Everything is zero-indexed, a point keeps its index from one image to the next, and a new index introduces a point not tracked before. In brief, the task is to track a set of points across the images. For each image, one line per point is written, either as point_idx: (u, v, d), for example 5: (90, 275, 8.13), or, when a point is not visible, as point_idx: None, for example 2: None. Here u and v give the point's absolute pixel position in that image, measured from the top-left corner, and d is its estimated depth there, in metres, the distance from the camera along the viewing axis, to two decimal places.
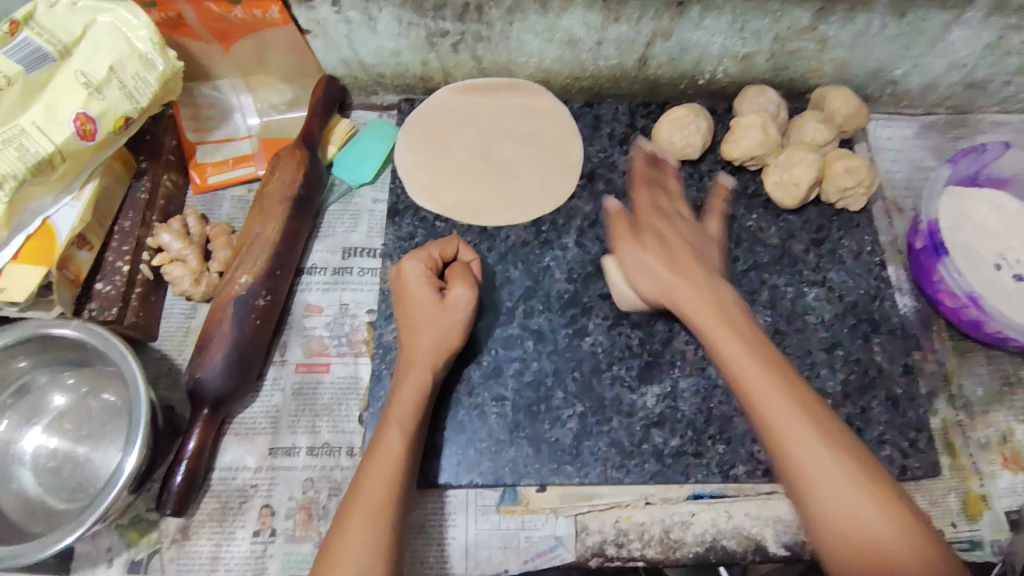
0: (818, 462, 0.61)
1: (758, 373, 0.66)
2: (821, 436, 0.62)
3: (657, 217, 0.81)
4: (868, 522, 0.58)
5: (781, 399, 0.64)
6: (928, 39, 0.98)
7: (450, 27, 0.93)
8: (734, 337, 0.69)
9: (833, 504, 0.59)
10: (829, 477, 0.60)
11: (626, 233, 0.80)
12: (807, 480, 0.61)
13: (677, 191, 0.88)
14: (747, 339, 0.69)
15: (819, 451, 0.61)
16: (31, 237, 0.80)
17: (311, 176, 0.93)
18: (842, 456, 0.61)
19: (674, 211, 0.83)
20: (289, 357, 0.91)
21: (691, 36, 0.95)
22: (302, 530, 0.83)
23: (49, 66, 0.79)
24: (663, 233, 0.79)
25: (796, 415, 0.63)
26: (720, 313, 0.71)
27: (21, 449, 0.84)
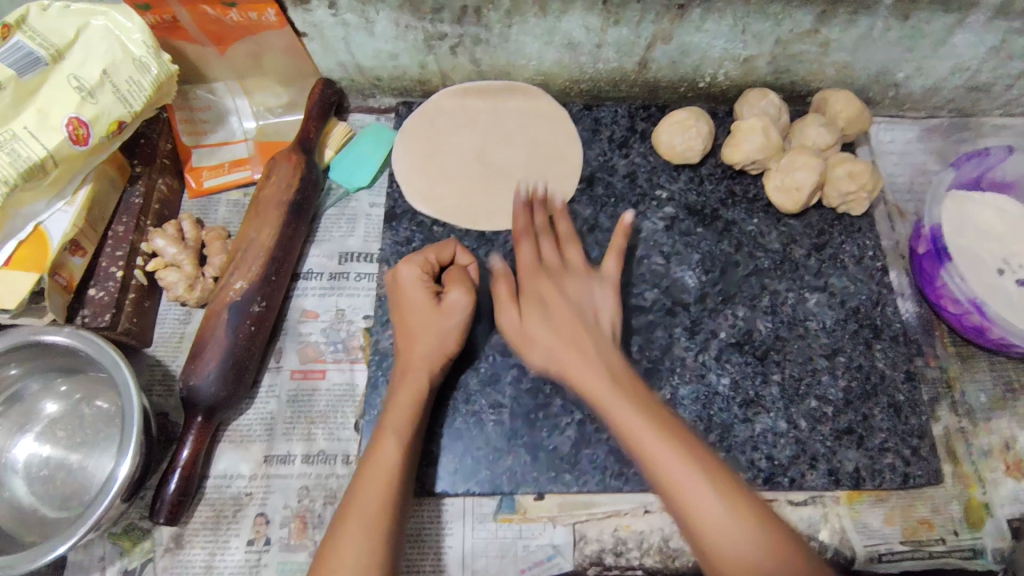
0: (677, 477, 0.63)
1: (629, 411, 0.68)
2: (670, 443, 0.65)
3: (537, 279, 0.79)
4: (731, 535, 0.60)
5: (629, 421, 0.67)
6: (932, 41, 0.97)
7: (448, 29, 0.92)
8: (581, 356, 0.73)
9: (701, 510, 0.61)
10: (693, 488, 0.62)
11: (515, 275, 0.81)
12: (675, 492, 0.63)
13: (566, 231, 0.85)
14: (614, 380, 0.71)
15: (669, 458, 0.64)
16: (23, 244, 0.79)
17: (306, 180, 0.92)
18: (708, 474, 0.63)
19: (552, 258, 0.82)
20: (285, 364, 0.90)
21: (692, 39, 0.94)
22: (296, 539, 0.82)
23: (41, 69, 0.78)
24: (543, 292, 0.78)
25: (654, 437, 0.65)
26: (576, 356, 0.73)
27: (13, 456, 0.83)
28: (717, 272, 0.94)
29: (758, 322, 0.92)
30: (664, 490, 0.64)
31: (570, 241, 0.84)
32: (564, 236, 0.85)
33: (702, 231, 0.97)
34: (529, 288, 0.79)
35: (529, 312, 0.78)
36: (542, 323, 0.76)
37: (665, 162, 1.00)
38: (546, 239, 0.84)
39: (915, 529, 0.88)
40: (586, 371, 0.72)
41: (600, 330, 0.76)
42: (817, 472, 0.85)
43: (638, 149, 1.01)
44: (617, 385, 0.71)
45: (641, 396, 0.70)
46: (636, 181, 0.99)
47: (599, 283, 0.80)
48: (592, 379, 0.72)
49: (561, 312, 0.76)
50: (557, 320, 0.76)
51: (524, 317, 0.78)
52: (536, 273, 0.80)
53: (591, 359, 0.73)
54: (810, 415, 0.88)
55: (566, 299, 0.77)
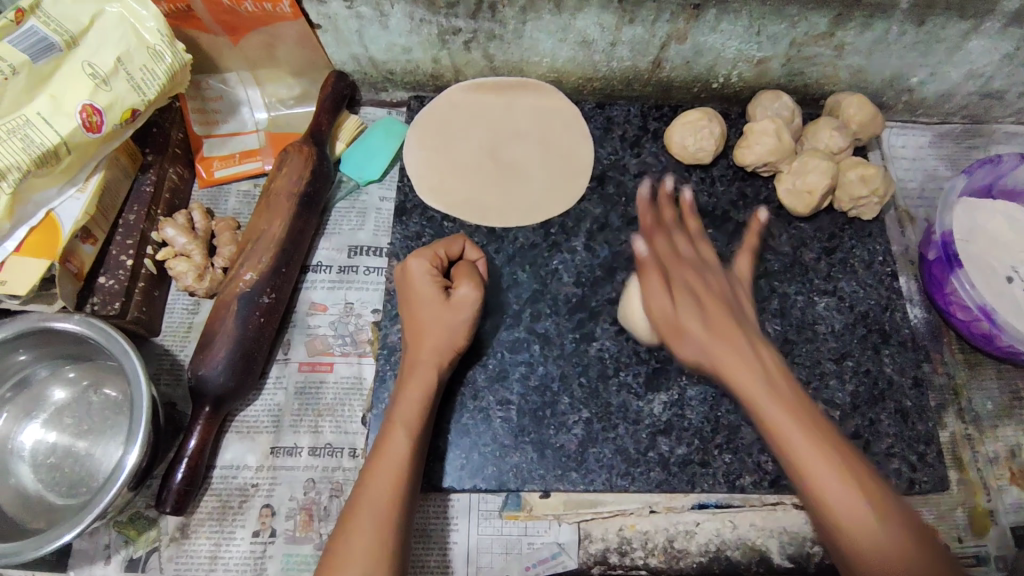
0: (811, 463, 0.62)
1: (779, 411, 0.66)
2: (823, 453, 0.62)
3: (679, 269, 0.82)
4: (875, 535, 0.58)
5: (772, 414, 0.66)
6: (947, 47, 0.96)
7: (462, 24, 0.92)
8: (767, 381, 0.69)
9: (835, 500, 0.60)
10: (823, 476, 0.61)
11: (660, 301, 0.79)
12: (817, 489, 0.61)
13: (695, 229, 0.89)
14: (790, 403, 0.67)
15: (829, 479, 0.61)
16: (34, 230, 0.79)
17: (318, 172, 0.92)
18: (843, 469, 0.61)
19: (688, 252, 0.84)
20: (293, 356, 0.90)
21: (707, 39, 0.94)
22: (302, 531, 0.82)
23: (55, 56, 0.78)
24: (687, 281, 0.80)
25: (808, 441, 0.63)
26: (745, 377, 0.69)
27: (20, 443, 0.83)
28: None
29: (767, 325, 0.92)
30: (793, 477, 0.63)
31: (700, 237, 0.88)
32: (698, 258, 0.84)
33: (713, 232, 0.96)
34: (647, 262, 0.84)
35: (648, 282, 0.82)
36: (734, 352, 0.72)
37: (676, 163, 1.00)
38: (676, 234, 0.88)
39: None
40: (768, 404, 0.67)
41: (743, 320, 0.77)
42: None
43: (650, 149, 1.01)
44: (792, 401, 0.67)
45: (788, 392, 0.68)
46: (647, 181, 0.99)
47: (743, 333, 0.74)
48: (773, 413, 0.66)
49: (714, 309, 0.77)
50: (706, 313, 0.77)
51: (676, 304, 0.78)
52: (677, 263, 0.83)
53: (779, 381, 0.69)
54: None
55: (711, 288, 0.79)
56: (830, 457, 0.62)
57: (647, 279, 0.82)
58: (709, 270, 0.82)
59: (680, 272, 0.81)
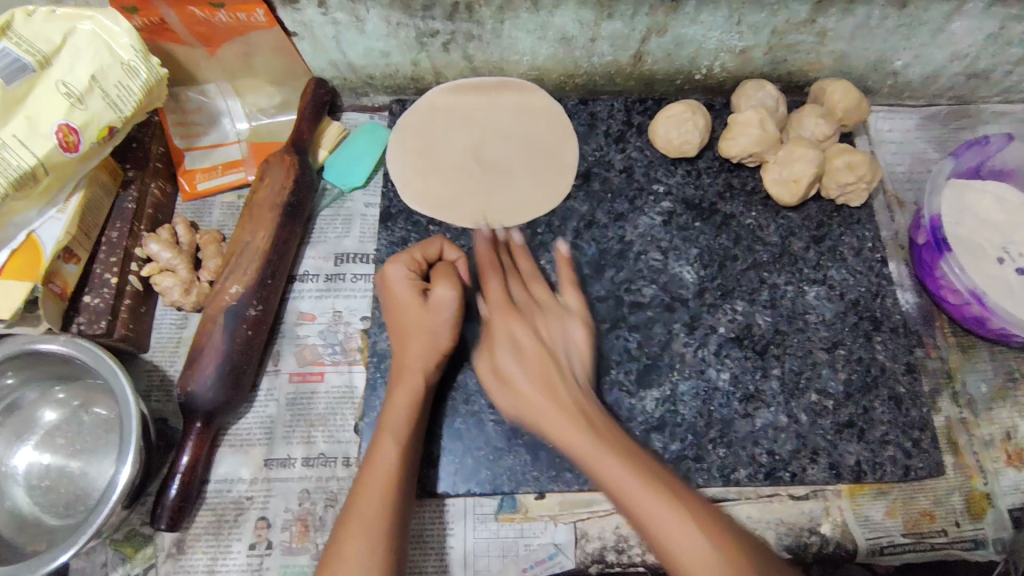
0: (637, 498, 0.65)
1: (586, 442, 0.70)
2: (653, 490, 0.65)
3: (508, 321, 0.80)
4: (702, 557, 0.60)
5: (627, 482, 0.66)
6: (930, 29, 0.95)
7: (440, 26, 0.91)
8: (528, 377, 0.77)
9: (665, 525, 0.62)
10: (653, 508, 0.63)
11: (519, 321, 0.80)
12: (652, 520, 0.63)
13: (528, 268, 0.88)
14: (620, 454, 0.68)
15: (658, 509, 0.63)
16: (14, 253, 0.79)
17: (299, 180, 0.91)
18: (670, 505, 0.63)
19: (525, 299, 0.83)
20: (283, 367, 0.90)
21: (687, 31, 0.93)
22: (298, 542, 0.82)
23: (29, 77, 0.76)
24: (517, 335, 0.79)
25: (635, 483, 0.65)
26: (550, 409, 0.74)
27: (13, 465, 0.83)
28: (715, 266, 0.94)
29: (757, 316, 0.91)
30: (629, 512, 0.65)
31: (533, 275, 0.87)
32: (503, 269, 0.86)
33: (700, 225, 0.96)
34: (498, 332, 0.80)
35: (497, 353, 0.80)
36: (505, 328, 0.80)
37: (661, 156, 0.99)
38: (537, 287, 0.85)
39: (917, 521, 0.88)
40: (580, 442, 0.71)
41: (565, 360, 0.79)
42: (818, 466, 0.85)
43: (635, 144, 1.00)
44: (592, 439, 0.70)
45: (614, 441, 0.70)
46: (633, 176, 0.98)
47: (569, 316, 0.83)
48: (550, 418, 0.74)
49: (531, 354, 0.78)
50: (526, 359, 0.78)
51: (499, 356, 0.79)
52: (510, 315, 0.81)
53: (587, 433, 0.71)
54: (810, 409, 0.87)
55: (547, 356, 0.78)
56: (660, 496, 0.64)
57: (507, 326, 0.80)
58: (550, 306, 0.83)
59: (503, 333, 0.80)
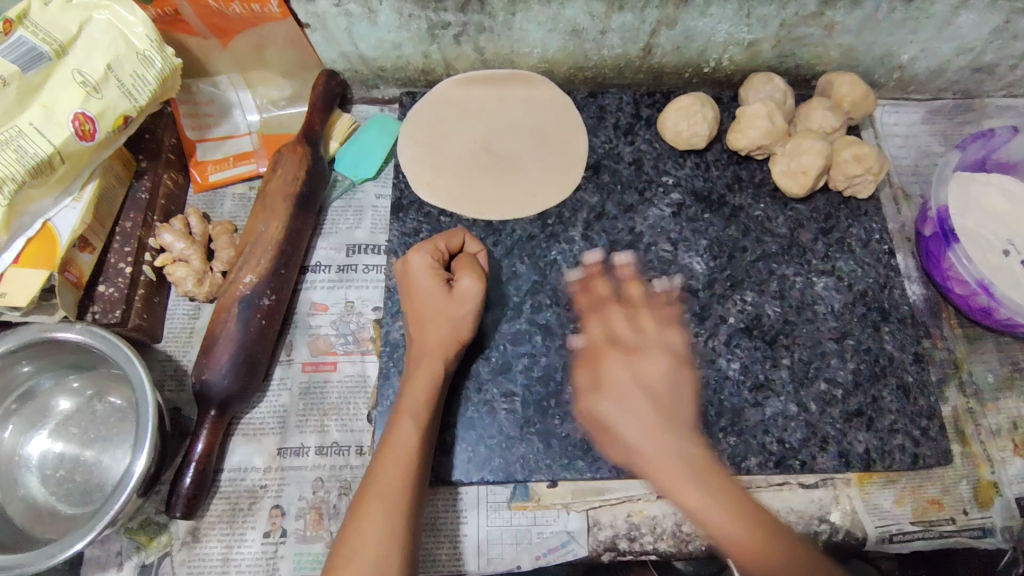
0: (688, 488, 0.68)
1: (643, 423, 0.72)
2: (693, 476, 0.68)
3: (610, 360, 0.80)
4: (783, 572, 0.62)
5: (676, 471, 0.69)
6: (936, 22, 0.96)
7: (452, 18, 0.91)
8: (637, 428, 0.72)
9: (749, 561, 0.63)
10: (687, 491, 0.67)
11: (586, 384, 0.83)
12: (679, 496, 0.68)
13: (640, 295, 0.89)
14: (696, 467, 0.69)
15: (700, 494, 0.67)
16: (31, 241, 0.78)
17: (313, 172, 0.92)
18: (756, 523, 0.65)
19: (629, 337, 0.82)
20: (296, 356, 0.90)
21: (697, 24, 0.94)
22: (312, 530, 0.82)
23: (45, 65, 0.77)
24: (620, 385, 0.76)
25: (716, 512, 0.66)
26: (614, 378, 0.77)
27: (27, 453, 0.83)
28: (724, 257, 0.94)
29: (767, 307, 0.92)
30: (661, 486, 0.69)
31: (635, 303, 0.87)
32: (661, 316, 0.87)
33: (710, 217, 0.97)
34: (608, 373, 0.79)
35: (603, 400, 0.78)
36: (620, 366, 0.78)
37: (670, 149, 1.00)
38: (615, 311, 0.86)
39: (925, 509, 0.89)
40: (666, 456, 0.70)
41: (676, 405, 0.75)
42: (828, 454, 0.86)
43: (644, 136, 1.01)
44: (651, 434, 0.71)
45: (652, 422, 0.72)
46: (642, 168, 0.99)
47: (658, 350, 0.80)
48: (658, 401, 0.74)
49: (632, 396, 0.74)
50: (627, 403, 0.74)
51: (604, 406, 0.78)
52: (610, 345, 0.82)
53: (676, 432, 0.72)
54: (820, 398, 0.88)
55: (623, 342, 0.81)
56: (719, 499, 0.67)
57: (610, 365, 0.79)
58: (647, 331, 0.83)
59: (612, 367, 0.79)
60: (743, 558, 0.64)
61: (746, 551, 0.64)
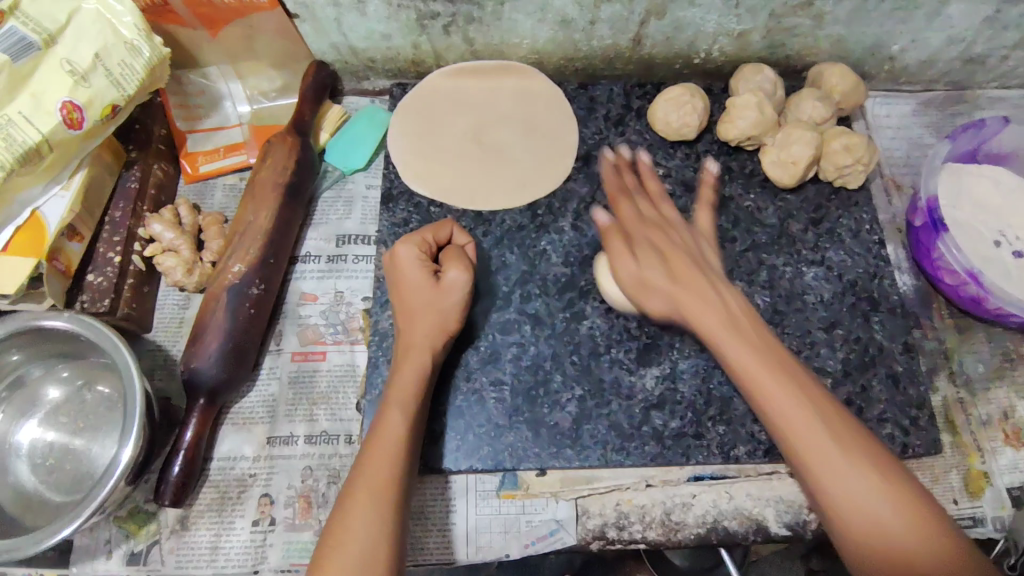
0: (852, 482, 0.63)
1: (794, 406, 0.66)
2: (842, 450, 0.64)
3: (648, 231, 0.84)
4: (882, 515, 0.61)
5: (790, 411, 0.66)
6: (926, 13, 0.96)
7: (440, 8, 0.91)
8: (727, 340, 0.72)
9: (861, 508, 0.62)
10: (843, 475, 0.63)
11: (620, 248, 0.83)
12: (827, 481, 0.63)
13: (655, 190, 0.91)
14: (800, 390, 0.67)
15: (851, 477, 0.63)
16: (19, 229, 0.79)
17: (302, 162, 0.92)
18: (844, 446, 0.64)
19: (654, 215, 0.86)
20: (285, 346, 0.90)
21: (686, 14, 0.94)
22: (301, 518, 0.82)
23: (34, 54, 0.77)
24: (651, 241, 0.82)
25: (838, 452, 0.64)
26: (757, 360, 0.70)
27: (17, 442, 0.84)
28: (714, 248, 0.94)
29: (756, 297, 0.92)
30: (806, 477, 0.65)
31: (660, 197, 0.90)
32: (652, 197, 0.89)
33: (700, 207, 0.97)
34: (632, 232, 0.84)
35: (624, 260, 0.82)
36: (697, 298, 0.76)
37: (661, 139, 1.00)
38: (639, 199, 0.89)
39: None
40: (782, 396, 0.67)
41: (705, 262, 0.81)
42: None
43: (634, 127, 1.01)
44: (760, 359, 0.70)
45: (820, 400, 0.67)
46: (632, 159, 0.99)
47: (729, 290, 0.78)
48: (772, 383, 0.68)
49: (676, 260, 0.80)
50: (673, 266, 0.79)
51: (641, 262, 0.81)
52: (639, 224, 0.85)
53: (787, 369, 0.69)
54: None
55: (677, 245, 0.81)
56: (819, 427, 0.65)
57: (617, 244, 0.84)
58: (676, 227, 0.85)
59: (643, 237, 0.83)
60: (887, 543, 0.60)
61: (888, 535, 0.60)
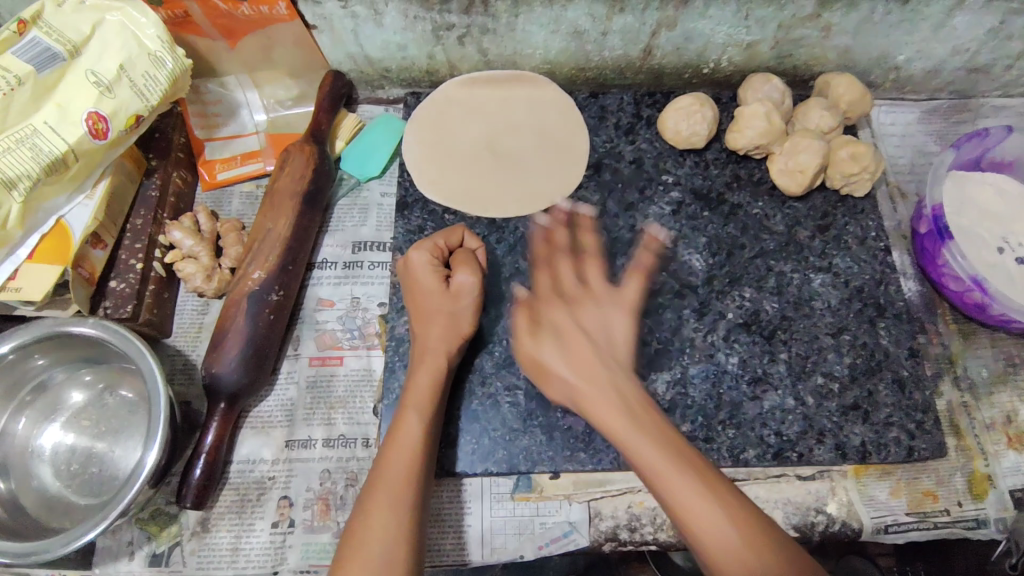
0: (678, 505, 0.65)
1: (643, 443, 0.70)
2: (681, 478, 0.66)
3: (553, 309, 0.85)
4: (734, 553, 0.61)
5: (643, 450, 0.70)
6: (932, 24, 0.98)
7: (456, 20, 0.93)
8: (575, 372, 0.79)
9: (709, 537, 0.63)
10: (696, 513, 0.64)
11: (526, 327, 0.86)
12: (695, 525, 0.64)
13: (598, 276, 0.89)
14: (658, 440, 0.70)
15: (705, 511, 0.64)
16: (46, 237, 0.81)
17: (320, 171, 0.94)
18: (682, 471, 0.67)
19: (575, 290, 0.86)
20: (303, 351, 0.92)
21: (696, 26, 0.96)
22: (320, 520, 0.84)
23: (59, 65, 0.79)
24: (560, 327, 0.83)
25: (680, 485, 0.66)
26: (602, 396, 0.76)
27: (40, 444, 0.85)
28: (723, 254, 0.96)
29: (765, 303, 0.94)
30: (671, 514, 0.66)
31: (591, 258, 0.91)
32: (577, 257, 0.91)
33: (708, 214, 0.98)
34: (547, 318, 0.85)
35: (545, 343, 0.83)
36: (570, 321, 0.83)
37: (670, 148, 1.02)
38: (564, 262, 0.91)
39: (920, 501, 0.90)
40: (637, 441, 0.71)
41: (603, 342, 0.82)
42: (825, 447, 0.87)
43: (644, 136, 1.03)
44: (584, 377, 0.78)
45: (666, 439, 0.70)
46: (642, 167, 1.01)
47: (615, 309, 0.86)
48: (595, 396, 0.76)
49: (575, 338, 0.81)
50: (570, 345, 0.81)
51: (540, 345, 0.83)
52: (553, 304, 0.86)
53: (626, 394, 0.76)
54: (817, 392, 0.89)
55: (581, 330, 0.82)
56: (682, 466, 0.67)
57: (554, 314, 0.85)
58: (602, 302, 0.86)
59: (557, 318, 0.84)
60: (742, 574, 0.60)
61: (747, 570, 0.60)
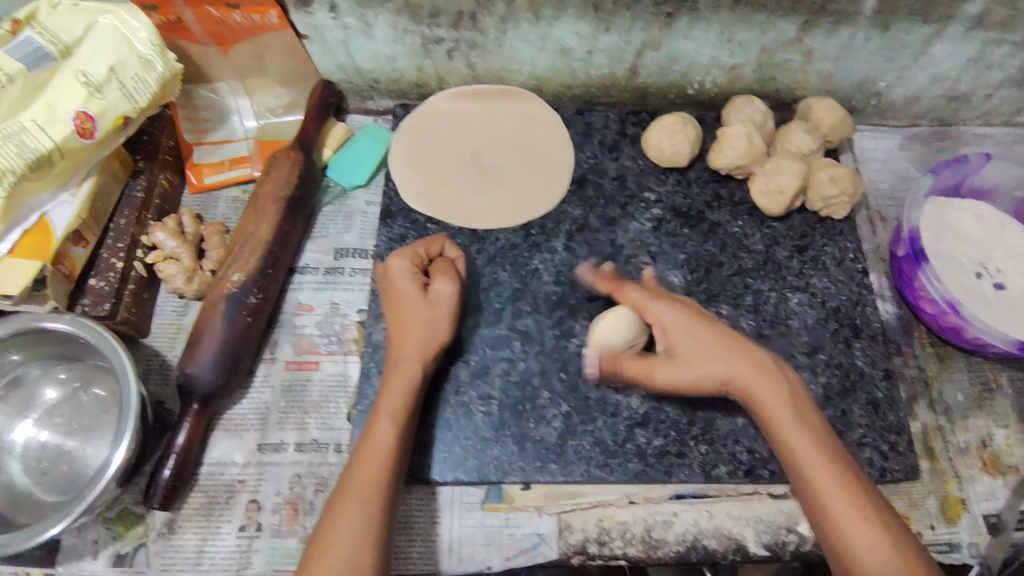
0: (850, 526, 0.66)
1: (819, 459, 0.69)
2: (859, 505, 0.67)
3: (653, 305, 0.80)
4: None
5: (814, 464, 0.69)
6: (911, 52, 1.00)
7: (445, 34, 0.95)
8: (708, 359, 0.75)
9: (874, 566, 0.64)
10: (865, 540, 0.65)
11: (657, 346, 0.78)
12: (852, 546, 0.66)
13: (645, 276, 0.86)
14: (829, 457, 0.70)
15: (876, 546, 0.65)
16: (27, 233, 0.81)
17: (304, 177, 0.95)
18: (856, 500, 0.67)
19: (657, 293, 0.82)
20: (279, 355, 0.92)
21: (680, 47, 0.98)
22: (287, 525, 0.83)
23: (50, 64, 0.82)
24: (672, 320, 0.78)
25: (853, 513, 0.66)
26: (768, 388, 0.73)
27: (11, 440, 0.85)
28: (701, 271, 0.97)
29: (742, 320, 0.94)
30: (829, 533, 0.67)
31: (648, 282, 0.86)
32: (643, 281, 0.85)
33: (688, 232, 1.00)
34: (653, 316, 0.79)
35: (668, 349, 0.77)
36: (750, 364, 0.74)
37: (653, 166, 1.03)
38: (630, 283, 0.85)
39: None
40: (812, 455, 0.70)
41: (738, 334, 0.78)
42: None
43: (628, 153, 1.04)
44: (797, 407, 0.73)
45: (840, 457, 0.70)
46: (625, 183, 1.02)
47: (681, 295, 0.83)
48: (763, 398, 0.73)
49: (698, 334, 0.76)
50: (674, 330, 0.77)
51: (668, 337, 0.77)
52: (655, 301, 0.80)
53: (801, 416, 0.72)
54: None
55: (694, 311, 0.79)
56: (845, 482, 0.68)
57: (656, 309, 0.79)
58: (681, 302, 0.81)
59: (662, 310, 0.79)
60: None
61: None
